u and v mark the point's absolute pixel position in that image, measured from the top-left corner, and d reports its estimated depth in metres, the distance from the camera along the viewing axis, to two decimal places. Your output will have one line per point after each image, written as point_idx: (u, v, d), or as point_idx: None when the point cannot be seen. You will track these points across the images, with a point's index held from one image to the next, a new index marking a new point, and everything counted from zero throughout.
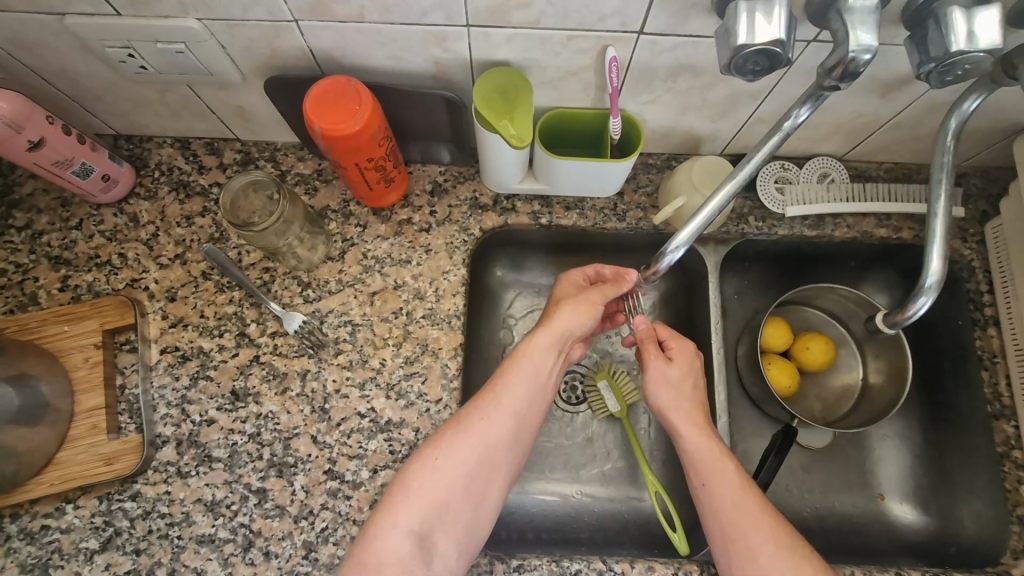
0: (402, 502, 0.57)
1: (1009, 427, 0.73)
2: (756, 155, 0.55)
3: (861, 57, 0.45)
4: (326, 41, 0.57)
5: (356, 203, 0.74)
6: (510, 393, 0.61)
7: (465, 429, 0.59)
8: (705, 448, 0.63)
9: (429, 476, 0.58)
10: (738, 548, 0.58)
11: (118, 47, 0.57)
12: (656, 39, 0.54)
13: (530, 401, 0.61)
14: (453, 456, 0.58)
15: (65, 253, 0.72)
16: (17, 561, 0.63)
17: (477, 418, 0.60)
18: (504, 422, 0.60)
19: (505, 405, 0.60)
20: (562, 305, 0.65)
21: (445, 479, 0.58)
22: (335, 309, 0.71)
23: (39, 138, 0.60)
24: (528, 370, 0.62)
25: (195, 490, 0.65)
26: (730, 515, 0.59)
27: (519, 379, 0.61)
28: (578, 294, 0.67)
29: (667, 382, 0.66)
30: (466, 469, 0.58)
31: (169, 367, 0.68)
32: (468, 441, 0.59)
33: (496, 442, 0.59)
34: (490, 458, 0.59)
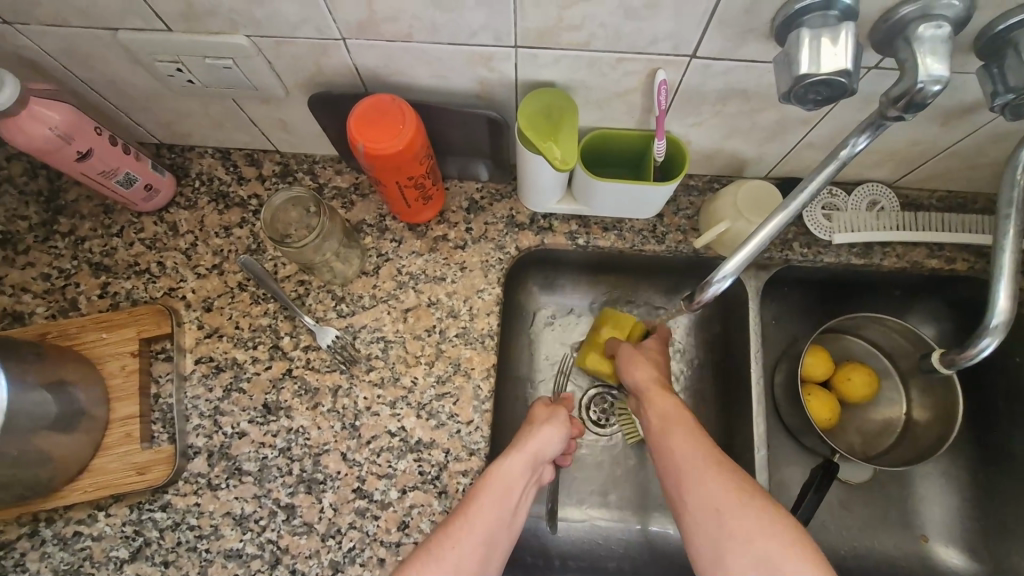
0: None
1: None
2: (808, 184, 0.53)
3: (930, 88, 0.43)
4: (371, 59, 0.56)
5: (392, 218, 0.74)
6: (501, 490, 0.60)
7: (467, 515, 0.58)
8: (669, 412, 0.63)
9: (438, 567, 0.55)
10: (701, 506, 0.55)
11: (166, 62, 0.57)
12: (709, 63, 0.53)
13: (514, 499, 0.60)
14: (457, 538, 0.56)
15: (105, 260, 0.73)
16: (50, 566, 0.63)
17: (476, 514, 0.58)
18: (496, 520, 0.58)
19: (498, 502, 0.59)
20: (538, 427, 0.66)
21: (455, 568, 0.55)
22: (368, 325, 0.70)
23: (88, 149, 0.61)
24: (504, 481, 0.60)
25: (225, 503, 0.65)
26: (693, 467, 0.57)
27: (496, 496, 0.59)
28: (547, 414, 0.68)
29: (639, 363, 0.69)
30: (469, 551, 0.56)
31: (203, 378, 0.69)
32: (473, 533, 0.57)
33: (489, 531, 0.58)
34: (485, 555, 0.57)
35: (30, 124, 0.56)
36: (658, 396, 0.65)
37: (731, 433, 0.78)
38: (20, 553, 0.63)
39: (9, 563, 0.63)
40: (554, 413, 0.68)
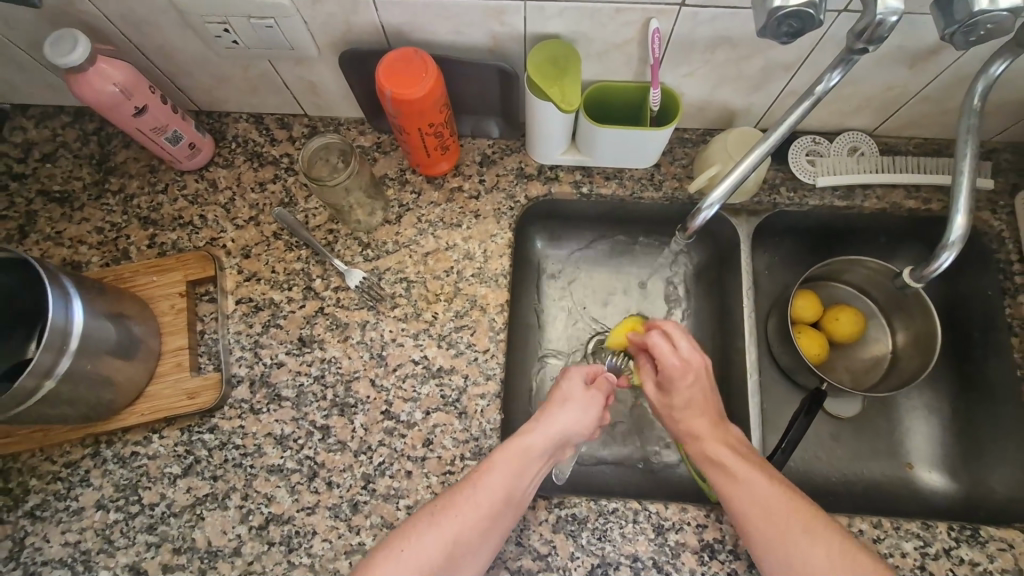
0: (422, 532, 0.60)
1: None
2: (789, 117, 0.60)
3: (888, 19, 0.50)
4: (397, 16, 0.63)
5: (411, 172, 0.81)
6: (510, 466, 0.64)
7: (470, 488, 0.63)
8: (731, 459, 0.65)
9: (432, 530, 0.60)
10: (792, 552, 0.59)
11: (215, 23, 0.64)
12: (697, 11, 0.59)
13: (527, 478, 0.64)
14: (451, 506, 0.62)
15: (153, 214, 0.81)
16: (111, 482, 0.70)
17: (489, 477, 0.63)
18: (504, 494, 0.63)
19: (506, 480, 0.63)
20: (563, 408, 0.69)
21: (448, 530, 0.60)
22: (392, 267, 0.77)
23: (144, 105, 0.68)
24: (516, 455, 0.65)
25: (266, 425, 0.71)
26: (781, 517, 0.61)
27: (506, 471, 0.63)
28: (577, 398, 0.71)
29: (677, 416, 0.71)
30: (463, 519, 0.61)
31: (244, 316, 0.76)
32: (473, 505, 0.61)
33: (488, 503, 0.62)
34: (486, 524, 0.61)
35: (98, 79, 0.63)
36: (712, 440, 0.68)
37: (727, 369, 0.84)
38: (85, 470, 0.71)
39: (76, 479, 0.70)
40: (587, 396, 0.71)
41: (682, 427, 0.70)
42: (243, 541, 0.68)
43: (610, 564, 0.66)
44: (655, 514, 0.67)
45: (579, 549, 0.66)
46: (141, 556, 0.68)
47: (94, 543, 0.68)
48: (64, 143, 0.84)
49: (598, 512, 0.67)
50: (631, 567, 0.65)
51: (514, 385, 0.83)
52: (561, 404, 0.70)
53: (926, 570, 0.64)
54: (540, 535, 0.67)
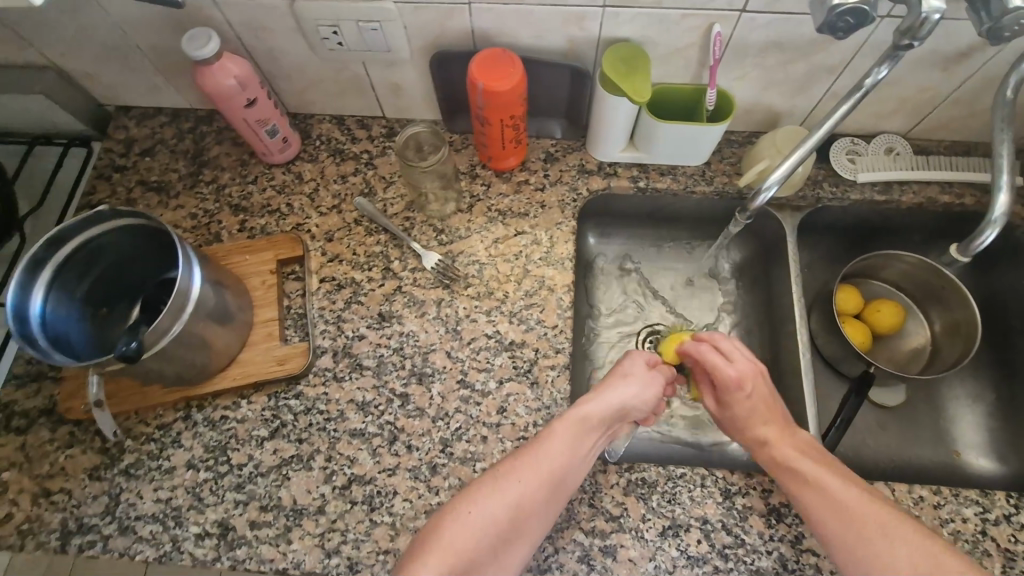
0: (486, 495, 0.62)
1: None
2: (844, 105, 0.66)
3: (931, 16, 0.58)
4: (487, 21, 0.72)
5: (482, 167, 0.88)
6: (568, 433, 0.67)
7: (533, 453, 0.65)
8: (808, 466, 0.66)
9: (496, 494, 0.62)
10: (866, 543, 0.58)
11: (327, 26, 0.73)
12: (754, 16, 0.68)
13: (585, 445, 0.67)
14: (514, 474, 0.64)
15: (243, 202, 0.87)
16: (201, 443, 0.74)
17: (551, 444, 0.66)
18: (564, 460, 0.66)
19: (568, 446, 0.66)
20: (623, 383, 0.73)
21: (512, 496, 0.62)
22: (465, 251, 0.83)
23: (254, 98, 0.76)
24: (575, 425, 0.68)
25: (348, 392, 0.76)
26: (860, 515, 0.60)
27: (567, 439, 0.67)
28: (637, 375, 0.74)
29: (745, 427, 0.72)
30: (524, 486, 0.63)
31: (327, 293, 0.81)
32: (535, 471, 0.64)
33: (550, 468, 0.65)
34: (549, 487, 0.64)
35: (221, 73, 0.71)
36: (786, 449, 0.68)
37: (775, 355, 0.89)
38: (176, 432, 0.75)
39: (167, 440, 0.74)
40: (649, 375, 0.75)
41: (753, 435, 0.71)
42: (328, 500, 0.71)
43: (681, 525, 0.68)
44: (721, 480, 0.70)
45: (652, 512, 0.69)
46: (229, 513, 0.70)
47: (184, 500, 0.71)
48: (162, 140, 0.93)
49: (667, 476, 0.71)
50: (702, 529, 0.68)
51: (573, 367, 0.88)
52: (621, 378, 0.74)
53: (987, 535, 0.67)
54: (612, 497, 0.70)
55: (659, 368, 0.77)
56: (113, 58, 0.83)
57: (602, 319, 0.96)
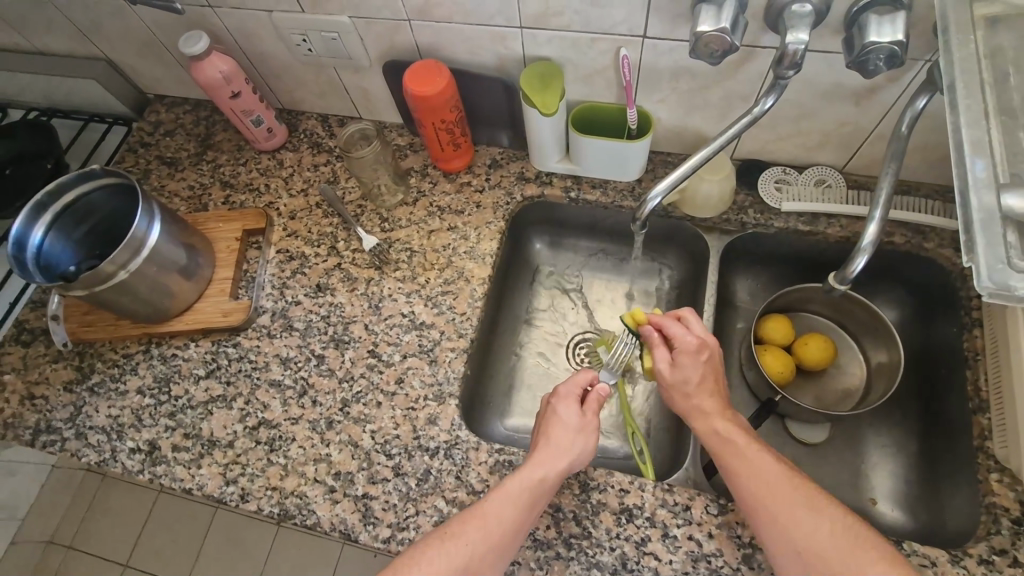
0: (430, 557, 0.62)
1: (984, 420, 0.73)
2: (738, 122, 0.68)
3: (797, 48, 0.59)
4: (427, 37, 0.82)
5: (433, 167, 0.97)
6: (521, 496, 0.67)
7: (480, 512, 0.65)
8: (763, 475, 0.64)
9: (441, 556, 0.62)
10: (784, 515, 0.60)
11: (298, 35, 0.86)
12: (656, 43, 0.73)
13: (536, 510, 0.67)
14: (464, 538, 0.63)
15: (231, 180, 1.02)
16: (153, 374, 0.87)
17: (497, 503, 0.66)
18: (513, 516, 0.65)
19: (513, 501, 0.66)
20: (561, 432, 0.72)
21: (458, 557, 0.62)
22: (401, 239, 0.93)
23: (238, 91, 0.91)
24: (527, 482, 0.67)
25: (276, 347, 0.87)
26: (778, 487, 0.62)
27: (514, 494, 0.66)
28: (575, 423, 0.73)
29: (688, 392, 0.74)
30: (472, 551, 0.62)
31: (279, 262, 0.93)
32: (481, 530, 0.64)
33: (499, 533, 0.64)
34: (498, 547, 0.63)
35: (210, 67, 0.86)
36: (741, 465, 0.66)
37: None
38: (135, 362, 0.89)
39: (128, 368, 0.88)
40: (582, 423, 0.73)
41: (693, 403, 0.73)
42: (237, 436, 0.81)
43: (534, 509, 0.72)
44: (582, 473, 0.74)
45: None
46: (160, 435, 0.83)
47: (128, 418, 0.84)
48: (182, 124, 1.10)
49: None
50: (552, 516, 0.71)
51: (491, 358, 0.94)
52: (559, 427, 0.73)
53: None
54: (477, 473, 0.75)
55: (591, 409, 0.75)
56: (148, 54, 1.02)
57: (535, 319, 1.00)
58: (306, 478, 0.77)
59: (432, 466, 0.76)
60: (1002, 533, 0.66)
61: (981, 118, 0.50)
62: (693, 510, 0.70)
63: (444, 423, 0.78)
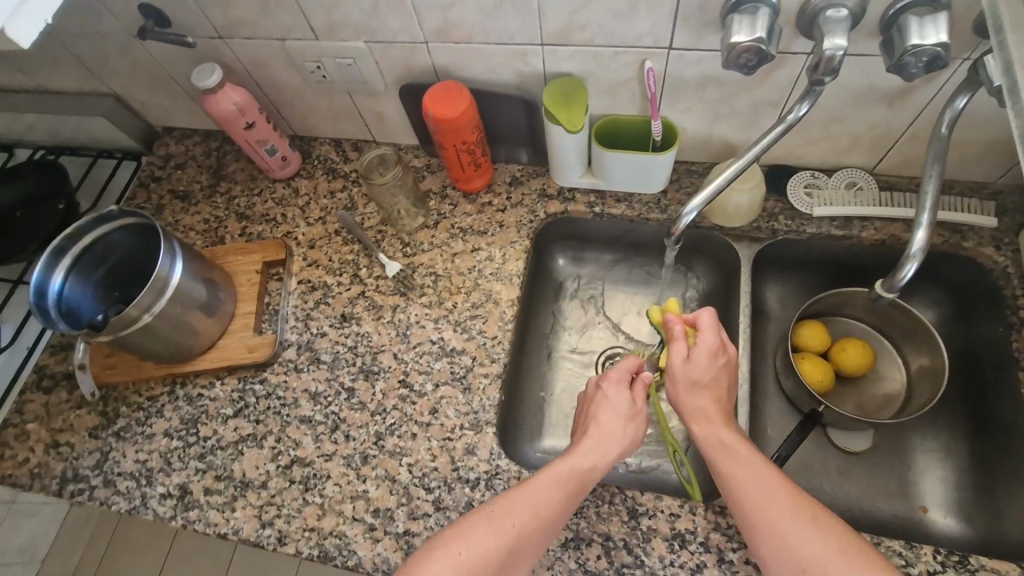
0: (463, 539, 0.60)
1: None
2: (779, 125, 0.66)
3: (835, 54, 0.58)
4: (444, 58, 0.80)
5: (452, 188, 0.96)
6: (571, 480, 0.66)
7: (523, 491, 0.64)
8: (772, 496, 0.61)
9: (482, 532, 0.61)
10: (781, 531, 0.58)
11: (312, 62, 0.85)
12: (683, 53, 0.71)
13: (582, 496, 0.66)
14: (513, 514, 0.62)
15: (247, 211, 1.00)
16: (179, 415, 0.85)
17: (542, 481, 0.65)
18: (558, 498, 0.64)
19: (559, 483, 0.65)
20: (608, 416, 0.73)
21: (499, 536, 0.61)
22: (424, 263, 0.91)
23: (252, 122, 0.89)
24: (575, 464, 0.67)
25: (304, 382, 0.85)
26: (778, 502, 0.60)
27: (563, 474, 0.66)
28: (630, 409, 0.73)
29: (696, 389, 0.72)
30: (519, 532, 0.61)
31: (302, 293, 0.91)
32: (525, 509, 0.63)
33: (547, 515, 0.63)
34: (540, 528, 0.62)
35: (224, 99, 0.84)
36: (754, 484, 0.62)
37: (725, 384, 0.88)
38: (161, 404, 0.87)
39: (153, 410, 0.86)
40: (634, 411, 0.73)
41: (697, 408, 0.71)
42: (271, 476, 0.79)
43: (584, 539, 0.70)
44: (630, 499, 0.71)
45: None
46: (191, 478, 0.81)
47: (157, 463, 0.82)
48: (193, 156, 1.09)
49: None
50: (603, 545, 0.69)
51: (522, 379, 0.92)
52: (607, 413, 0.73)
53: None
54: None
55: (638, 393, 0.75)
56: (157, 87, 1.00)
57: (563, 336, 0.98)
58: (345, 517, 0.75)
59: (474, 498, 0.73)
60: None
61: None
62: None
63: (483, 453, 0.76)
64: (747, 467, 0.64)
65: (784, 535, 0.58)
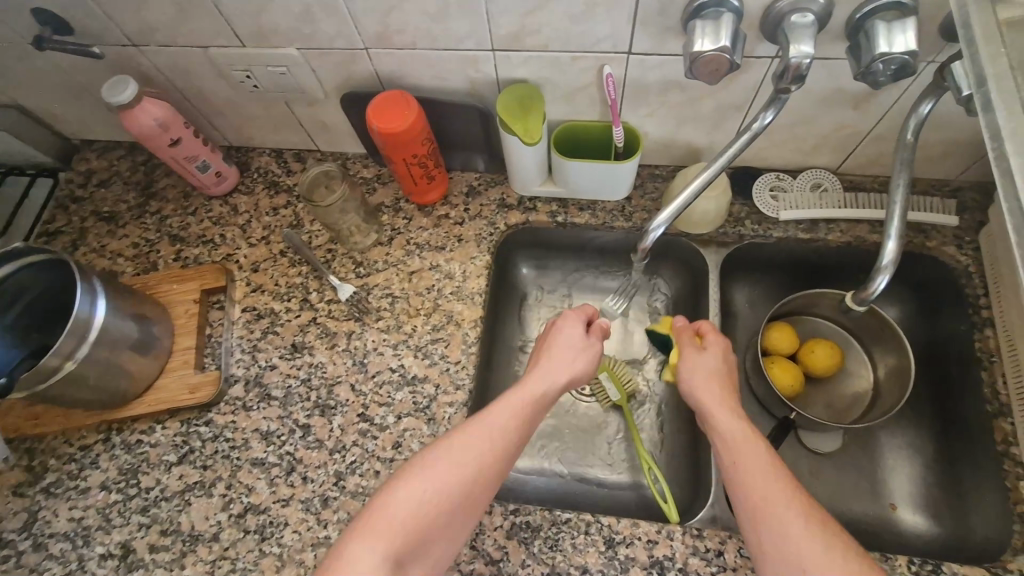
0: (402, 493, 0.55)
1: (1006, 424, 0.73)
2: (744, 134, 0.63)
3: (803, 61, 0.55)
4: (389, 65, 0.74)
5: (405, 201, 0.90)
6: (526, 411, 0.64)
7: (468, 433, 0.60)
8: (762, 469, 0.57)
9: (423, 478, 0.56)
10: (767, 515, 0.53)
11: (240, 71, 0.77)
12: (644, 58, 0.67)
13: (528, 433, 0.63)
14: (470, 449, 0.59)
15: (181, 232, 0.92)
16: (116, 465, 0.78)
17: (488, 420, 0.61)
18: (506, 434, 0.61)
19: (506, 424, 0.61)
20: (560, 355, 0.71)
21: (442, 482, 0.56)
22: (379, 284, 0.85)
23: (178, 137, 0.81)
24: (524, 396, 0.65)
25: (255, 421, 0.79)
26: (764, 484, 0.55)
27: (510, 414, 0.62)
28: (580, 341, 0.73)
29: (700, 379, 0.69)
30: (467, 476, 0.57)
31: (247, 322, 0.84)
32: (469, 451, 0.58)
33: (495, 459, 0.59)
34: (486, 472, 0.58)
35: (143, 114, 0.76)
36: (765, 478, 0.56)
37: None
38: (95, 454, 0.79)
39: (86, 461, 0.79)
40: (584, 341, 0.73)
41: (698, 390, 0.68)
42: (222, 527, 0.73)
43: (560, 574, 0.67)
44: (606, 527, 0.69)
45: (533, 557, 0.68)
46: (133, 535, 0.74)
47: (94, 520, 0.75)
48: (117, 172, 0.99)
49: (552, 521, 0.70)
50: None
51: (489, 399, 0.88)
52: (561, 351, 0.72)
53: None
54: (494, 539, 0.69)
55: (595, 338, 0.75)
56: (67, 97, 0.90)
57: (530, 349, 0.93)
58: (306, 567, 0.70)
59: None
60: None
61: None
62: (726, 554, 0.67)
63: None
64: (742, 449, 0.59)
65: (766, 519, 0.53)
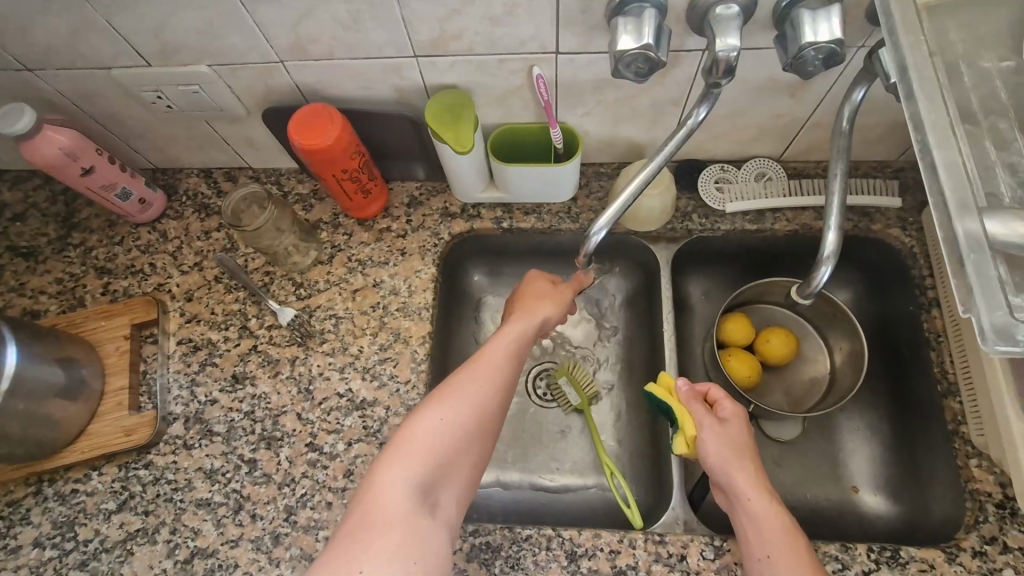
0: (412, 440, 0.57)
1: (956, 403, 0.73)
2: (679, 131, 0.61)
3: (729, 55, 0.53)
4: (309, 77, 0.70)
5: (344, 215, 0.86)
6: (510, 355, 0.66)
7: (463, 379, 0.61)
8: (775, 532, 0.58)
9: (430, 421, 0.58)
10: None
11: (150, 91, 0.72)
12: (572, 57, 0.64)
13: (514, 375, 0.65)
14: (470, 395, 0.60)
15: (108, 264, 0.87)
16: (50, 519, 0.73)
17: (477, 367, 0.63)
18: (493, 379, 0.62)
19: (491, 368, 0.63)
20: (532, 303, 0.72)
21: (449, 424, 0.58)
22: (322, 305, 0.81)
23: (91, 165, 0.75)
24: (506, 342, 0.66)
25: (197, 460, 0.75)
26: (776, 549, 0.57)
27: (498, 358, 0.64)
28: (549, 291, 0.74)
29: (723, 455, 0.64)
30: (471, 418, 0.59)
31: (183, 355, 0.80)
32: (466, 394, 0.60)
33: (489, 401, 0.61)
34: (484, 412, 0.60)
35: (46, 144, 0.71)
36: (786, 554, 0.57)
37: None
38: (26, 509, 0.74)
39: (18, 517, 0.74)
40: (554, 289, 0.74)
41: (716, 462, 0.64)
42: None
43: None
44: (567, 541, 0.67)
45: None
46: None
47: None
48: (34, 204, 0.92)
49: (512, 539, 0.68)
50: None
51: None
52: (534, 300, 0.72)
53: None
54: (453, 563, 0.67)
55: (568, 285, 0.76)
56: None
57: None
58: None
59: None
60: (990, 519, 0.67)
61: (949, 134, 0.47)
62: (690, 558, 0.66)
63: None
64: (757, 513, 0.60)
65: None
